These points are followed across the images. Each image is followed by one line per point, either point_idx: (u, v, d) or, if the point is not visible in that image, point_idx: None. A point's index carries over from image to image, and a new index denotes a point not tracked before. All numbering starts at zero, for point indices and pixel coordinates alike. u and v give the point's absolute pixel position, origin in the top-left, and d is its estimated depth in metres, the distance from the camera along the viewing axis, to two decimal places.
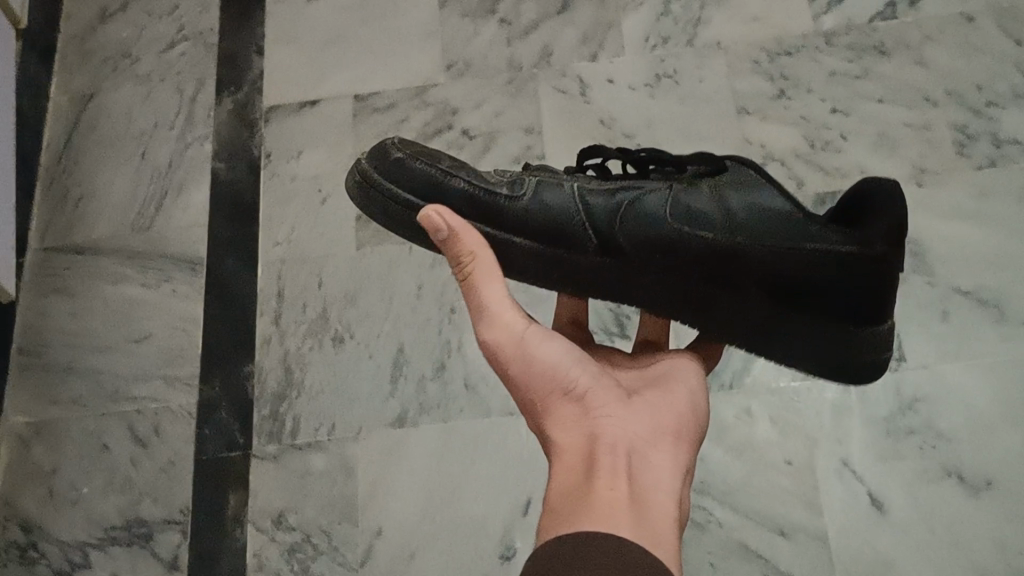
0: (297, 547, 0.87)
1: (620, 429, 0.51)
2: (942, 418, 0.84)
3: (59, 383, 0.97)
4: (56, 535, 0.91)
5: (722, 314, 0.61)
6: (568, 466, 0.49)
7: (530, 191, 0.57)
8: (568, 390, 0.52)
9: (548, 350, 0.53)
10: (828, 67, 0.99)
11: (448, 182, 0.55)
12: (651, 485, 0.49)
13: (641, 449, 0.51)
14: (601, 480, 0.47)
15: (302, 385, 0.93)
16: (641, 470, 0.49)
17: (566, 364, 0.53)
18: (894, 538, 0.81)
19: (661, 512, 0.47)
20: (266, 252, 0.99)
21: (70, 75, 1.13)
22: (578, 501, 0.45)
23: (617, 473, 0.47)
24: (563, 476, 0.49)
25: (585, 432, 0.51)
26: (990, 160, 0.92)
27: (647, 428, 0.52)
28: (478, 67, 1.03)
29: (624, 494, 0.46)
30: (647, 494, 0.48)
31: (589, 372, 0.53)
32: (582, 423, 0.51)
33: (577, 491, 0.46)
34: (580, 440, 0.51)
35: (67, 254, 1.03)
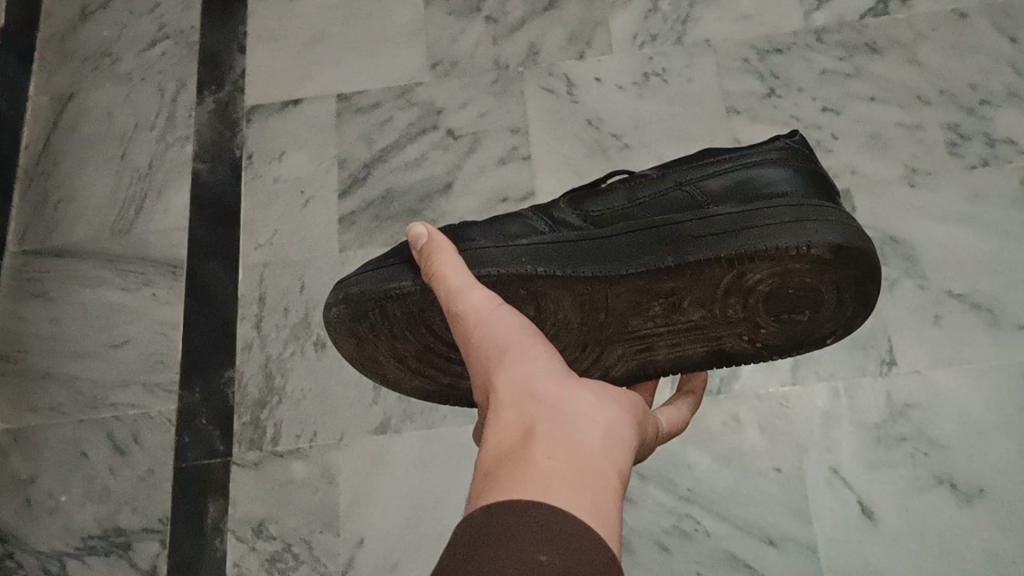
0: (278, 557, 0.86)
1: (563, 385, 0.43)
2: (934, 425, 0.82)
3: (36, 390, 0.96)
4: (34, 545, 0.90)
5: (703, 234, 0.52)
6: (503, 426, 0.41)
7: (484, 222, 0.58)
8: (515, 350, 0.45)
9: (502, 321, 0.48)
10: (818, 65, 0.97)
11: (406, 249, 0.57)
12: (594, 440, 0.40)
13: (586, 401, 0.42)
14: (537, 443, 0.39)
15: (284, 391, 0.91)
16: (587, 420, 0.41)
17: (519, 330, 0.47)
18: (884, 548, 0.80)
19: (607, 470, 0.38)
20: (247, 255, 0.97)
21: (49, 74, 1.11)
22: (509, 472, 0.37)
23: (553, 436, 0.39)
24: (496, 439, 0.41)
25: (526, 387, 0.43)
26: (984, 160, 0.91)
27: (598, 387, 0.44)
28: (464, 67, 1.02)
29: (562, 457, 0.38)
30: (590, 449, 0.39)
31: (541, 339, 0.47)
32: (523, 376, 0.44)
33: (509, 457, 0.39)
34: (519, 394, 0.43)
35: (45, 258, 1.02)
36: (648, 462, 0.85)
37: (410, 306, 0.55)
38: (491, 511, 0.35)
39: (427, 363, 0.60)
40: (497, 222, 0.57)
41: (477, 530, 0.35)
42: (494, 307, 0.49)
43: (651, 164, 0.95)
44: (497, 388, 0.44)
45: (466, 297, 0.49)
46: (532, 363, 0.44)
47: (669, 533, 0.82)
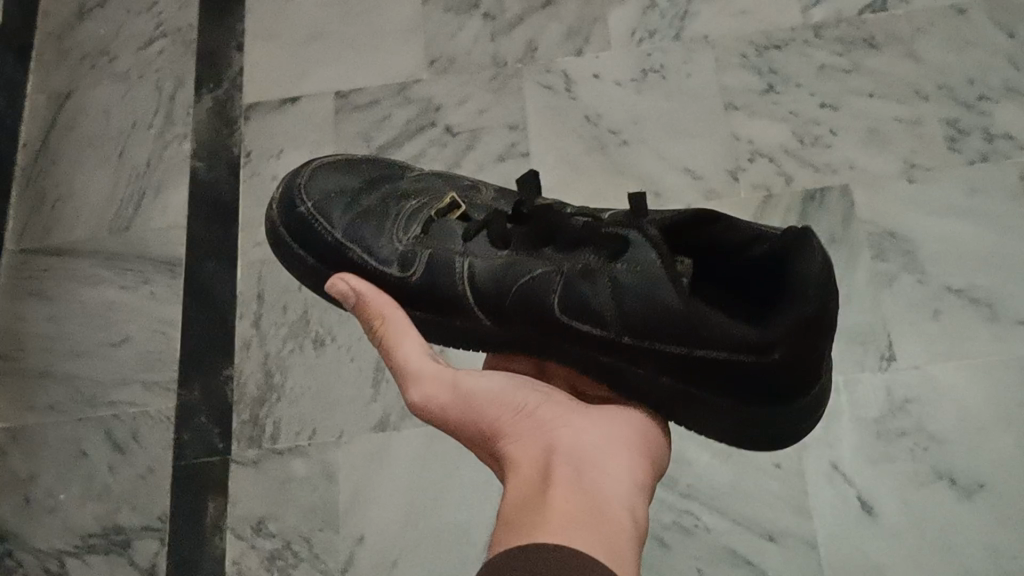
0: (278, 555, 0.86)
1: (574, 439, 0.50)
2: (934, 419, 0.82)
3: (35, 388, 0.96)
4: (33, 544, 0.90)
5: (647, 393, 0.55)
6: (523, 479, 0.48)
7: (419, 269, 0.62)
8: (511, 429, 0.52)
9: (482, 384, 0.55)
10: (816, 61, 0.97)
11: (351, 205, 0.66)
12: (609, 485, 0.47)
13: (599, 454, 0.49)
14: (555, 487, 0.46)
15: (283, 389, 0.91)
16: (602, 474, 0.47)
17: (502, 393, 0.54)
18: (884, 543, 0.80)
19: (621, 517, 0.45)
20: (246, 253, 0.97)
21: (46, 73, 1.11)
22: (534, 516, 0.44)
23: (572, 484, 0.46)
24: (519, 488, 0.47)
25: (541, 445, 0.50)
26: (982, 155, 0.90)
27: (604, 436, 0.51)
28: (462, 64, 1.02)
29: (580, 503, 0.44)
30: (605, 494, 0.46)
31: (524, 394, 0.54)
32: (534, 439, 0.51)
33: (532, 502, 0.45)
34: (535, 453, 0.49)
35: (43, 257, 1.02)
36: None
37: None
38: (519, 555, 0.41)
39: None
40: (435, 272, 0.62)
41: (512, 563, 0.40)
42: (459, 372, 0.55)
43: (649, 160, 0.94)
44: (512, 454, 0.51)
45: (427, 373, 0.55)
46: (539, 425, 0.51)
47: (669, 528, 0.82)
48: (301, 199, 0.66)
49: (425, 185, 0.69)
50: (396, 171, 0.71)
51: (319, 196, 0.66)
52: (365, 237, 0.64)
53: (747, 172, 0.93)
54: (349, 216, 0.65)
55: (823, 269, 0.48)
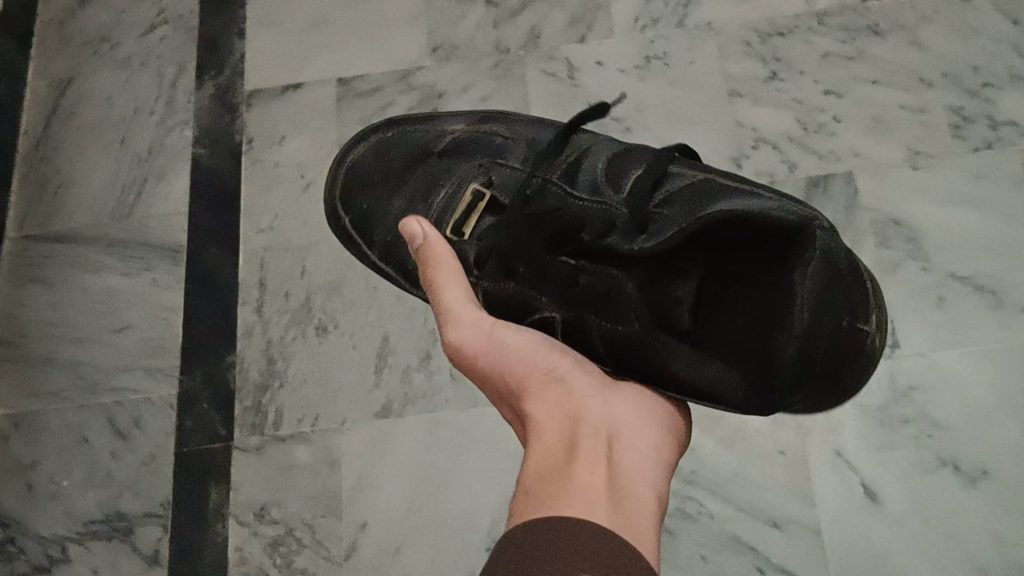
0: (281, 542, 0.86)
1: (600, 411, 0.51)
2: (937, 406, 0.82)
3: (37, 374, 0.96)
4: (35, 530, 0.90)
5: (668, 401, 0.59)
6: (548, 441, 0.50)
7: None
8: (536, 390, 0.53)
9: (520, 341, 0.55)
10: (820, 48, 0.96)
11: (386, 210, 0.74)
12: (631, 471, 0.48)
13: (624, 430, 0.51)
14: (583, 457, 0.47)
15: (285, 376, 0.91)
16: (625, 460, 0.48)
17: (535, 351, 0.54)
18: (887, 529, 0.80)
19: (642, 503, 0.46)
20: (248, 241, 0.97)
21: (48, 59, 1.10)
22: (558, 486, 0.45)
23: (596, 461, 0.47)
24: (544, 453, 0.49)
25: (566, 411, 0.51)
26: (987, 142, 0.90)
27: (630, 414, 0.52)
28: (465, 51, 1.01)
29: (604, 480, 0.45)
30: (629, 478, 0.47)
31: (557, 359, 0.54)
32: (559, 404, 0.52)
33: (558, 468, 0.46)
34: (562, 419, 0.51)
35: (44, 243, 1.01)
36: None
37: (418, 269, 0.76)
38: (546, 524, 0.42)
39: None
40: None
41: (543, 534, 0.42)
42: (496, 323, 0.56)
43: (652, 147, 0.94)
44: (535, 414, 0.52)
45: (460, 325, 0.56)
46: (567, 391, 0.53)
47: (672, 515, 0.82)
48: (342, 212, 0.76)
49: (457, 154, 0.73)
50: (436, 142, 0.74)
51: (358, 209, 0.75)
52: None
53: (750, 159, 0.92)
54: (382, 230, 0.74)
55: (808, 300, 0.51)
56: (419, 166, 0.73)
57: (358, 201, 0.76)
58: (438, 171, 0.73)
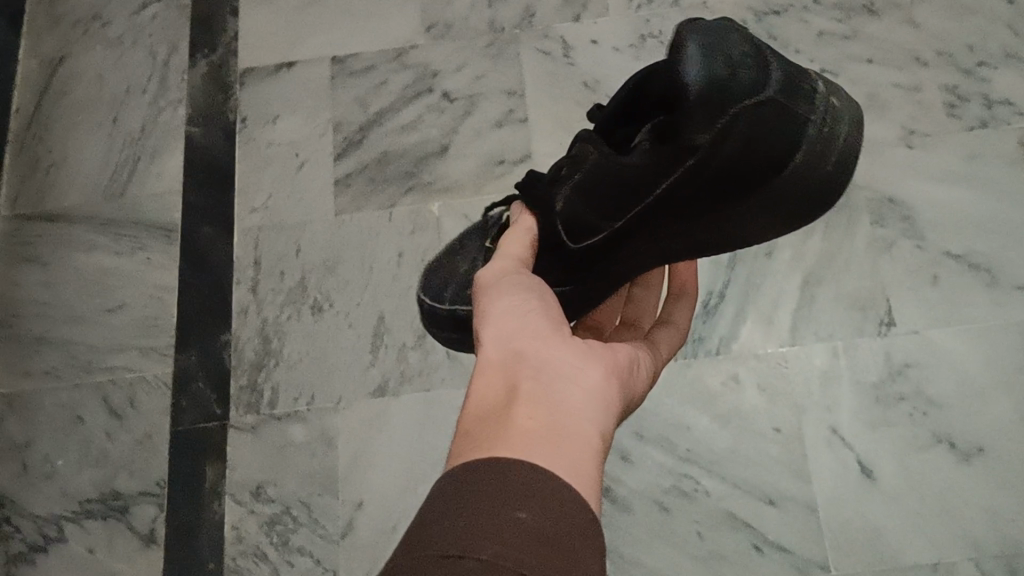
0: (276, 520, 0.86)
1: (547, 350, 0.45)
2: (932, 384, 0.83)
3: (30, 354, 0.96)
4: (31, 510, 0.90)
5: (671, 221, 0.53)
6: (487, 386, 0.43)
7: None
8: (489, 325, 0.47)
9: (507, 283, 0.51)
10: (815, 27, 0.96)
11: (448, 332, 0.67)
12: (577, 412, 0.41)
13: (570, 369, 0.44)
14: (522, 403, 0.41)
15: (280, 355, 0.91)
16: (569, 401, 0.42)
17: (515, 291, 0.50)
18: (884, 507, 0.80)
19: (588, 446, 0.40)
20: (242, 220, 0.97)
21: (38, 38, 1.10)
22: (491, 430, 0.39)
23: (535, 403, 0.41)
24: (478, 400, 0.43)
25: (510, 351, 0.45)
26: (981, 121, 0.90)
27: (578, 354, 0.45)
28: (459, 29, 1.01)
29: (542, 422, 0.39)
30: (571, 417, 0.41)
31: (526, 297, 0.49)
32: (510, 343, 0.45)
33: (493, 416, 0.40)
34: (504, 361, 0.44)
35: (37, 222, 1.01)
36: (648, 423, 0.84)
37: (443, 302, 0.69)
38: (469, 465, 0.36)
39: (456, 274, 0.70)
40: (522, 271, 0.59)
41: (468, 473, 0.35)
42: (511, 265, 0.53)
43: None
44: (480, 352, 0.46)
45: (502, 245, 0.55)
46: (521, 329, 0.46)
47: (669, 493, 0.82)
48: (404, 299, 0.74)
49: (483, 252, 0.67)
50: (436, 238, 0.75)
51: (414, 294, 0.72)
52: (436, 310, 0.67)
53: None
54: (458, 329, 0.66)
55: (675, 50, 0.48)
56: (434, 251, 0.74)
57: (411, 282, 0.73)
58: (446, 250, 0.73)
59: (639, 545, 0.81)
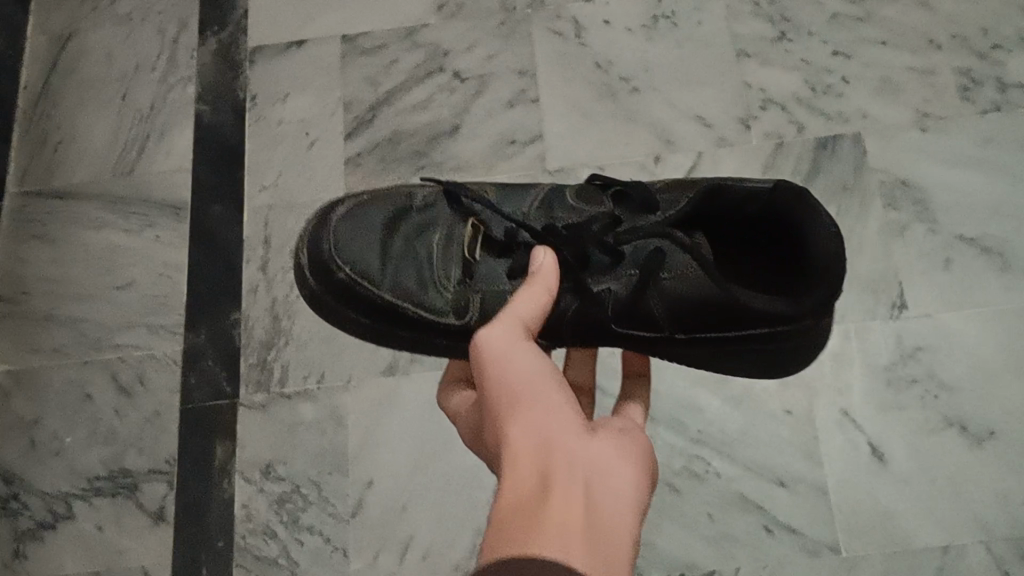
0: (286, 499, 0.85)
1: (578, 441, 0.43)
2: (944, 367, 0.82)
3: (39, 331, 0.95)
4: (40, 487, 0.90)
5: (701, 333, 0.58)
6: (516, 469, 0.41)
7: (476, 311, 0.61)
8: (516, 401, 0.45)
9: (525, 353, 0.48)
10: (829, 9, 0.96)
11: (386, 293, 0.62)
12: (610, 509, 0.40)
13: (599, 464, 0.42)
14: (555, 495, 0.39)
15: (290, 333, 0.90)
16: (604, 498, 0.41)
17: (536, 365, 0.47)
18: (895, 489, 0.80)
19: (622, 548, 0.39)
20: (251, 198, 0.96)
21: (45, 14, 1.09)
22: (527, 520, 0.38)
23: (571, 494, 0.40)
24: (509, 482, 0.41)
25: (540, 434, 0.43)
26: (995, 105, 0.90)
27: (604, 447, 0.44)
28: (470, 8, 1.00)
29: (580, 518, 0.39)
30: (606, 517, 0.40)
31: (546, 373, 0.47)
32: (535, 421, 0.44)
33: (527, 504, 0.39)
34: (535, 443, 0.42)
35: (46, 200, 1.01)
36: (659, 404, 0.84)
37: (398, 281, 0.62)
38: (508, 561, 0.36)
39: (410, 254, 0.64)
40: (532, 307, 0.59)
41: None
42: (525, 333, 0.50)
43: (660, 108, 0.94)
44: (506, 430, 0.44)
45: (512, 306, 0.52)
46: (546, 412, 0.44)
47: (680, 475, 0.82)
48: (342, 250, 0.63)
49: (456, 248, 0.63)
50: (376, 196, 0.67)
51: (363, 239, 0.64)
52: (427, 286, 0.62)
53: (758, 119, 0.92)
54: (402, 299, 0.62)
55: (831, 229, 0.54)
56: (388, 213, 0.65)
57: (348, 246, 0.63)
58: (396, 213, 0.66)
59: (650, 527, 0.81)
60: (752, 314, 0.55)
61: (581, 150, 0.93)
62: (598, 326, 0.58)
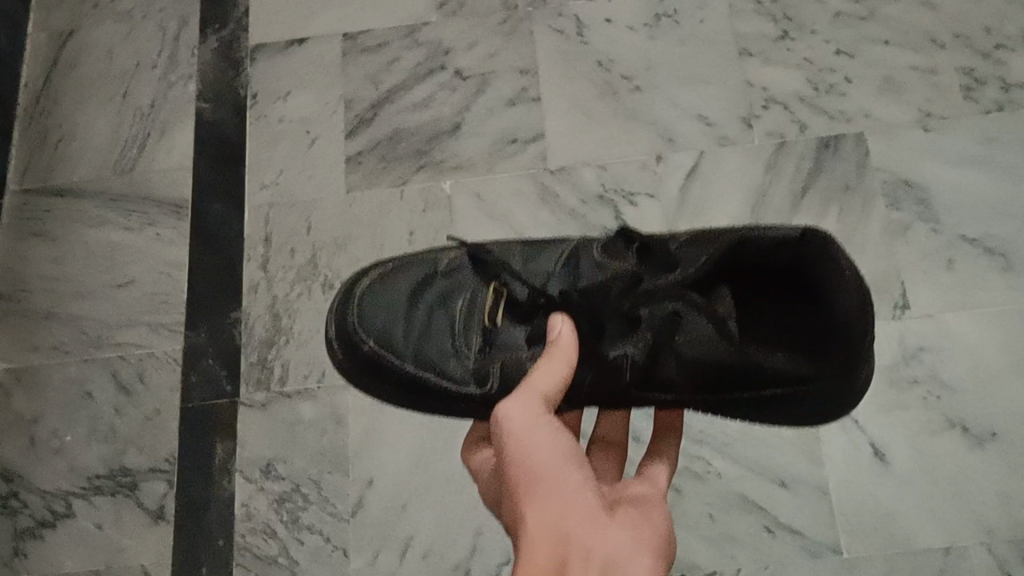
0: (286, 498, 0.85)
1: (598, 530, 0.44)
2: (947, 368, 0.82)
3: (39, 329, 0.95)
4: (39, 485, 0.90)
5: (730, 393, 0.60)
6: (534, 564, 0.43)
7: (494, 380, 0.63)
8: (538, 481, 0.47)
9: (544, 428, 0.49)
10: (832, 8, 0.96)
11: (412, 368, 0.66)
12: None
13: (620, 554, 0.44)
14: None
15: (291, 332, 0.90)
16: None
17: (556, 443, 0.48)
18: (897, 490, 0.80)
19: None
20: (252, 196, 0.96)
21: (46, 11, 1.09)
22: None
23: None
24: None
25: (559, 525, 0.45)
26: (998, 105, 0.90)
27: (625, 534, 0.45)
28: (472, 6, 1.00)
29: None
30: None
31: (567, 453, 0.48)
32: (555, 509, 0.45)
33: None
34: (556, 536, 0.44)
35: (46, 197, 1.00)
36: None
37: (421, 360, 0.66)
38: None
39: (431, 328, 0.67)
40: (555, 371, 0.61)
41: None
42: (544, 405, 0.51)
43: (662, 107, 0.94)
44: (526, 517, 0.46)
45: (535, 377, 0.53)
46: (566, 499, 0.46)
47: (681, 474, 0.82)
48: (363, 332, 0.67)
49: (479, 316, 0.67)
50: (399, 265, 0.71)
51: (384, 319, 0.67)
52: (448, 363, 0.66)
53: (761, 118, 0.92)
54: (425, 370, 0.66)
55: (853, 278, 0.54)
56: (410, 289, 0.69)
57: (373, 320, 0.67)
58: (419, 287, 0.69)
59: None
60: (773, 372, 0.58)
61: (582, 149, 0.93)
62: (617, 392, 0.61)
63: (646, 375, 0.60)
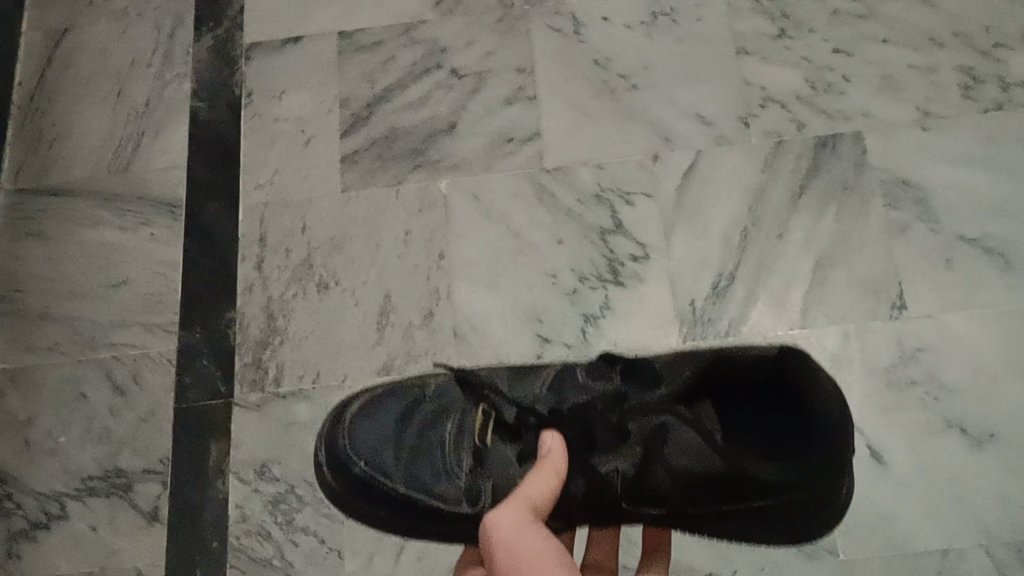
0: (281, 499, 0.85)
1: None
2: (945, 369, 0.82)
3: (33, 329, 0.94)
4: (33, 486, 0.89)
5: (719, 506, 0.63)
6: None
7: (486, 499, 0.65)
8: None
9: (530, 530, 0.51)
10: (830, 6, 0.95)
11: (404, 487, 0.68)
12: None
13: None
14: None
15: (286, 332, 0.90)
16: None
17: (541, 543, 0.50)
18: (895, 492, 0.79)
19: None
20: (248, 196, 0.96)
21: (42, 9, 1.09)
22: None
23: None
24: None
25: None
26: (997, 104, 0.89)
27: None
28: (468, 4, 0.99)
29: None
30: None
31: (551, 550, 0.50)
32: None
33: None
34: None
35: (40, 196, 1.00)
36: None
37: (413, 473, 0.68)
38: None
39: (420, 441, 0.69)
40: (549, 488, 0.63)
41: None
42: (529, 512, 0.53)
43: (659, 106, 0.93)
44: None
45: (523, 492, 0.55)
46: None
47: None
48: (353, 456, 0.70)
49: (468, 431, 0.68)
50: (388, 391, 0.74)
51: (370, 447, 0.70)
52: (439, 479, 0.68)
53: (759, 117, 0.91)
54: (417, 492, 0.68)
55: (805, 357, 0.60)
56: (399, 410, 0.72)
57: (360, 444, 0.70)
58: (406, 407, 0.72)
59: None
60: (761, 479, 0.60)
61: (579, 149, 0.92)
62: (608, 510, 0.63)
63: (640, 482, 0.62)
